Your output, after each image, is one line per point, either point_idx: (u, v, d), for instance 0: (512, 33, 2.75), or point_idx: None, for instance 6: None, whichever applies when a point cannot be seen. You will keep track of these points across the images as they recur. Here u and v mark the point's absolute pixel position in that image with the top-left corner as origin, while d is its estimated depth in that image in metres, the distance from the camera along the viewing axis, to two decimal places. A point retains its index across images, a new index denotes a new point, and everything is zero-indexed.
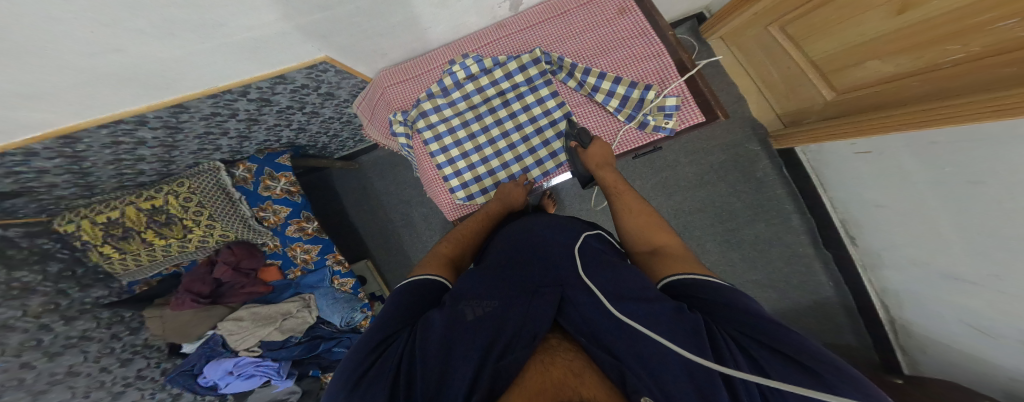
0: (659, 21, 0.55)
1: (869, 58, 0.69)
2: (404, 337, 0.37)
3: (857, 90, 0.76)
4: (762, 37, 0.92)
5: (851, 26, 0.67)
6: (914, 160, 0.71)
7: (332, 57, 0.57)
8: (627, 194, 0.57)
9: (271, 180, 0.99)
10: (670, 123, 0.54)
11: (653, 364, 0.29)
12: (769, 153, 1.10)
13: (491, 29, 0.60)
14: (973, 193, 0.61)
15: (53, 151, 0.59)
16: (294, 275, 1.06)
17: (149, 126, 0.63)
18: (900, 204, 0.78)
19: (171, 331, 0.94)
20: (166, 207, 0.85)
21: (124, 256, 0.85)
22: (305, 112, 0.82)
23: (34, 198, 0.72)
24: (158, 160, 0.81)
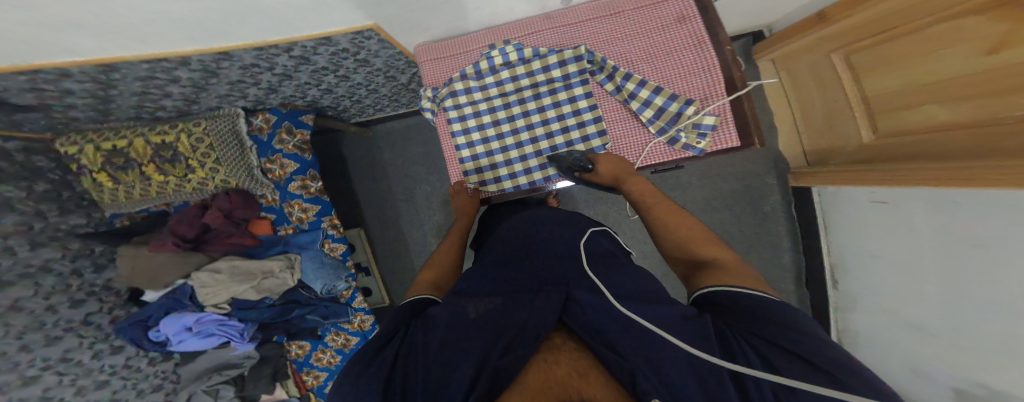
0: (720, 34, 0.52)
1: (927, 101, 0.66)
2: (404, 333, 0.39)
3: (896, 136, 0.77)
4: (819, 61, 0.91)
5: (922, 61, 0.65)
6: (924, 215, 0.73)
7: (379, 24, 0.58)
8: (657, 205, 0.55)
9: (287, 134, 0.99)
10: (701, 144, 0.54)
11: (661, 364, 0.29)
12: (783, 189, 1.17)
13: (538, 20, 0.58)
14: (976, 256, 0.62)
15: (87, 75, 0.60)
16: (285, 233, 1.05)
17: (188, 66, 0.64)
18: (887, 255, 0.85)
19: (138, 275, 0.89)
20: (174, 144, 0.85)
21: (118, 186, 0.86)
22: (337, 75, 0.82)
23: (47, 116, 0.72)
24: (183, 98, 0.80)
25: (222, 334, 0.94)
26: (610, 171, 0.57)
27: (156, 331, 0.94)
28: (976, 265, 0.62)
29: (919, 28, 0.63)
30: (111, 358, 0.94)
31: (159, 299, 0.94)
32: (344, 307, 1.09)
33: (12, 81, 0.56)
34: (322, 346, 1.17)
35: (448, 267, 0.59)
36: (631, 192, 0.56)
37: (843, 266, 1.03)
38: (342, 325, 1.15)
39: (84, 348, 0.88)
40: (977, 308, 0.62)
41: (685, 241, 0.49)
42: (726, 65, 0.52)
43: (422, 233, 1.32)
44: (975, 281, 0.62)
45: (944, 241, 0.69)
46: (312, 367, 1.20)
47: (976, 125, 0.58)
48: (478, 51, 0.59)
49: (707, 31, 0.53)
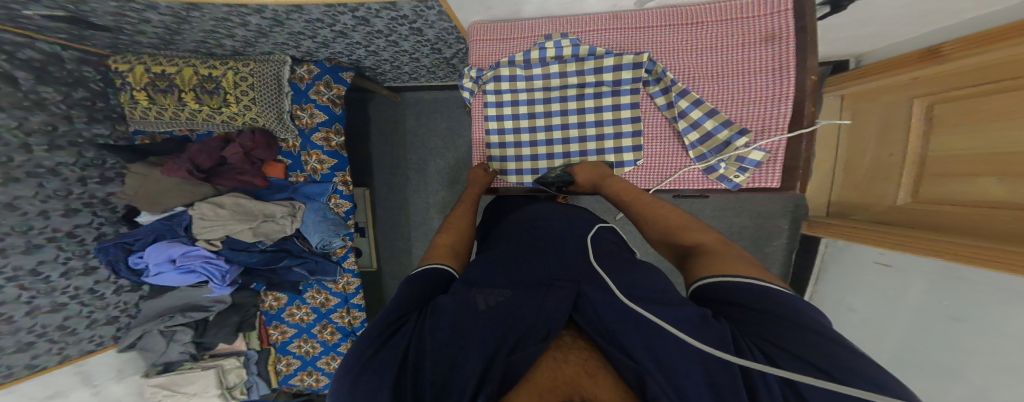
0: (808, 61, 0.48)
1: (988, 173, 0.59)
2: (413, 320, 0.37)
3: (936, 204, 0.70)
4: (897, 106, 0.80)
5: (1012, 124, 0.54)
6: (920, 284, 0.73)
7: None
8: (641, 202, 0.54)
9: (325, 87, 0.99)
10: (739, 178, 0.57)
11: (676, 370, 0.27)
12: (792, 235, 1.18)
13: (605, 18, 0.56)
14: (948, 328, 0.65)
15: (170, 10, 0.62)
16: (296, 180, 1.06)
17: (261, 15, 0.64)
18: (868, 313, 0.86)
19: (143, 194, 0.88)
20: (220, 79, 0.85)
21: (153, 106, 0.87)
22: (387, 40, 0.78)
23: (113, 36, 0.78)
24: (242, 40, 0.81)
25: (203, 271, 0.92)
26: (585, 181, 0.61)
27: (137, 257, 0.91)
28: (949, 334, 0.65)
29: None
30: (79, 279, 0.89)
31: (151, 223, 0.91)
32: (334, 265, 1.08)
33: (101, 3, 0.60)
34: (299, 302, 1.15)
35: (464, 228, 0.58)
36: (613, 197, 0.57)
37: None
38: (326, 284, 1.15)
39: (58, 264, 0.85)
40: (930, 373, 0.67)
41: (671, 228, 0.48)
42: (796, 99, 0.51)
43: (427, 206, 1.35)
44: (939, 352, 0.66)
45: (926, 310, 0.70)
46: (282, 322, 1.17)
47: (1004, 233, 0.57)
48: (534, 39, 0.59)
49: (792, 56, 0.49)
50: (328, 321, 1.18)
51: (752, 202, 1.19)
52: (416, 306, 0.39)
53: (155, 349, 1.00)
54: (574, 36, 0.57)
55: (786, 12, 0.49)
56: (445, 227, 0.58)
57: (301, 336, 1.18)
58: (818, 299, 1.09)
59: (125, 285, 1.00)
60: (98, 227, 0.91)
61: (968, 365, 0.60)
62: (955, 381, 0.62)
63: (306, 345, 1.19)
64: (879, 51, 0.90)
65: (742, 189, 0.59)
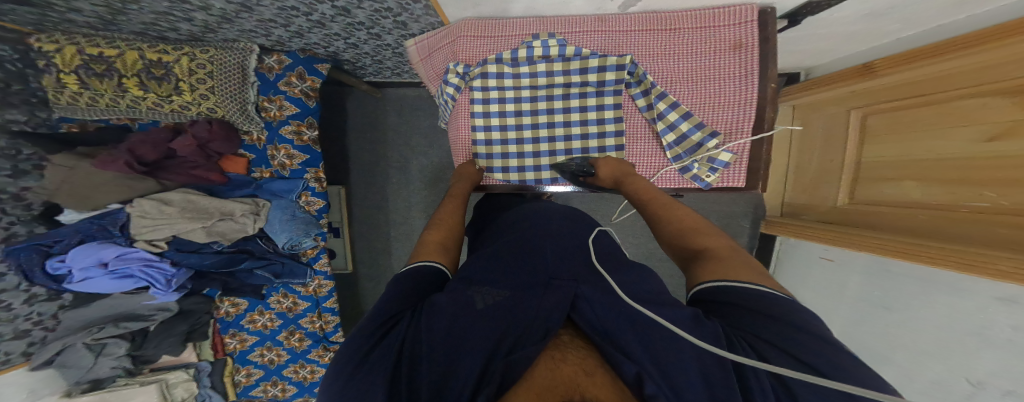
0: (768, 70, 0.54)
1: (906, 178, 0.69)
2: (408, 318, 0.36)
3: (866, 206, 0.80)
4: (836, 118, 0.90)
5: (931, 136, 0.64)
6: (860, 276, 0.81)
7: None
8: (659, 203, 0.55)
9: (297, 79, 0.93)
10: (711, 177, 0.62)
11: (668, 368, 0.29)
12: (752, 233, 1.28)
13: (591, 21, 0.58)
14: (879, 316, 0.74)
15: None
16: (260, 176, 0.98)
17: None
18: (817, 307, 0.96)
19: (67, 190, 0.76)
20: (171, 64, 0.76)
21: (84, 91, 0.76)
22: (369, 32, 0.76)
23: (41, 12, 0.67)
24: (201, 25, 0.74)
25: (143, 277, 0.83)
26: (608, 174, 0.61)
27: (57, 262, 0.80)
28: (878, 323, 0.74)
29: (948, 100, 0.60)
30: None
31: (77, 221, 0.81)
32: (302, 266, 1.01)
33: None
34: (261, 307, 1.06)
35: (453, 224, 0.58)
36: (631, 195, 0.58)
37: None
38: (293, 287, 1.06)
39: None
40: (874, 356, 0.75)
41: (685, 230, 0.48)
42: (761, 104, 0.56)
43: (406, 206, 1.31)
44: (877, 337, 0.74)
45: (866, 300, 0.78)
46: (241, 330, 1.07)
47: (923, 228, 0.66)
48: (519, 39, 0.60)
49: (759, 63, 0.54)
50: (296, 327, 1.10)
51: (719, 203, 1.27)
52: (411, 304, 0.39)
53: (79, 366, 0.86)
54: (559, 36, 0.58)
55: (752, 22, 0.52)
56: (434, 225, 0.57)
57: (264, 344, 1.09)
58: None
59: (38, 293, 0.84)
60: (7, 227, 0.76)
61: (895, 348, 0.69)
62: (889, 364, 0.71)
63: (270, 353, 1.11)
64: (824, 64, 1.00)
65: (713, 188, 0.64)
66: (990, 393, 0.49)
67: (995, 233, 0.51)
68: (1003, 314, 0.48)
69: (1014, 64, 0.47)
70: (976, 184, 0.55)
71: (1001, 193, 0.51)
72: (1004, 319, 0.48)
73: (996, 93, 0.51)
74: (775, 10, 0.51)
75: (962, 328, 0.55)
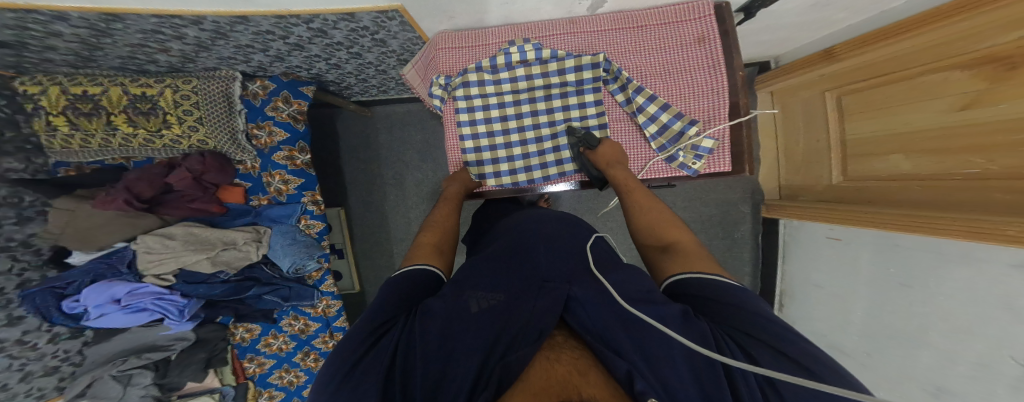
0: (734, 60, 0.55)
1: (894, 151, 0.70)
2: (401, 324, 0.38)
3: (857, 181, 0.82)
4: (812, 100, 0.93)
5: (903, 109, 0.67)
6: (871, 253, 0.82)
7: (406, 7, 0.53)
8: (638, 192, 0.57)
9: (283, 103, 0.93)
10: (696, 165, 0.60)
11: (659, 362, 0.31)
12: (755, 219, 1.28)
13: (561, 23, 0.58)
14: (898, 293, 0.74)
15: (86, 22, 0.53)
16: (258, 203, 0.99)
17: (199, 27, 0.59)
18: (833, 287, 0.96)
19: (71, 232, 0.77)
20: (156, 98, 0.77)
21: (76, 133, 0.75)
22: (349, 52, 0.75)
23: (17, 54, 0.64)
24: (180, 56, 0.73)
25: (156, 309, 0.85)
26: (608, 151, 0.60)
27: (72, 302, 0.81)
28: (898, 299, 0.74)
29: (912, 77, 0.64)
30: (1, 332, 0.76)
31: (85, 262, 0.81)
32: (310, 289, 1.03)
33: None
34: (275, 331, 1.09)
35: (448, 229, 0.60)
36: (619, 177, 0.58)
37: (789, 290, 1.17)
38: (303, 309, 1.08)
39: None
40: (900, 335, 0.73)
41: (661, 224, 0.53)
42: (733, 91, 0.56)
43: (407, 221, 1.31)
44: (898, 316, 0.74)
45: (877, 278, 0.79)
46: (257, 354, 1.10)
47: (917, 201, 0.67)
48: (497, 46, 0.59)
49: (724, 55, 0.55)
50: (311, 348, 1.13)
51: (716, 191, 1.27)
52: (405, 310, 0.40)
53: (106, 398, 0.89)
54: (535, 41, 0.58)
55: (710, 16, 0.54)
56: (426, 228, 0.59)
57: (281, 366, 1.12)
58: (788, 278, 1.18)
59: (61, 332, 0.86)
60: (19, 273, 0.76)
61: (919, 323, 0.68)
62: (923, 343, 0.67)
63: (289, 374, 1.13)
64: (790, 51, 1.02)
65: (699, 174, 0.62)
66: None
67: (1000, 197, 0.51)
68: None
69: (968, 39, 0.52)
70: (966, 149, 0.55)
71: (991, 159, 0.51)
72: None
73: (960, 66, 0.54)
74: (728, 6, 0.55)
75: (988, 302, 0.54)
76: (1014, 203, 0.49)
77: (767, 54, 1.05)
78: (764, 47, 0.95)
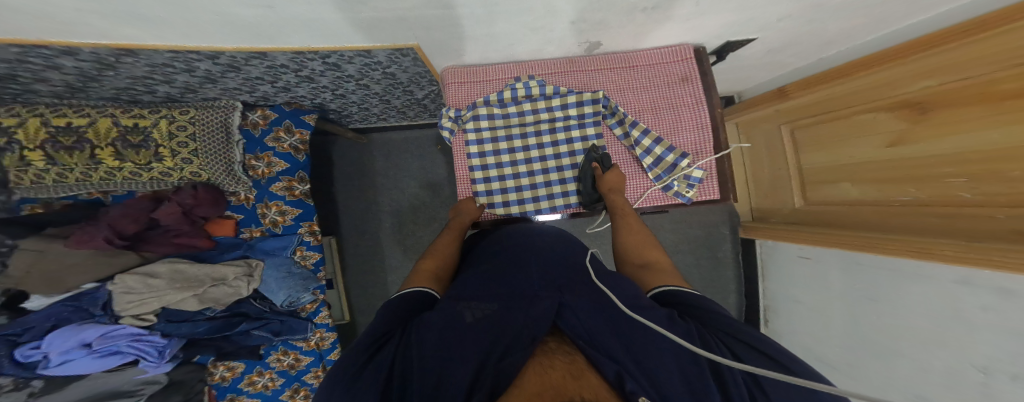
0: (714, 97, 0.62)
1: (843, 179, 0.82)
2: (398, 337, 0.39)
3: (819, 205, 0.92)
4: (772, 133, 1.04)
5: (843, 145, 0.80)
6: (839, 271, 0.87)
7: (422, 47, 0.54)
8: (631, 216, 0.59)
9: (285, 133, 0.93)
10: (690, 193, 0.63)
11: (648, 365, 0.32)
12: (734, 239, 1.34)
13: (561, 64, 0.63)
14: (867, 307, 0.78)
15: (95, 57, 0.51)
16: (249, 236, 0.95)
17: (215, 61, 0.58)
18: (811, 301, 1.00)
19: (38, 278, 0.71)
20: (148, 129, 0.76)
21: (52, 167, 0.73)
22: (358, 83, 0.76)
23: (1, 85, 0.62)
24: (181, 87, 0.72)
25: (133, 351, 0.80)
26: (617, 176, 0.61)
27: (28, 349, 0.75)
28: (869, 314, 0.77)
29: (849, 115, 0.77)
30: None
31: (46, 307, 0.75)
32: (303, 322, 0.98)
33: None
34: (260, 368, 1.01)
35: (448, 255, 0.59)
36: (617, 203, 0.59)
37: (774, 307, 1.19)
38: (293, 343, 1.02)
39: None
40: (873, 351, 0.76)
41: (636, 242, 0.56)
42: (716, 126, 0.62)
43: (403, 248, 1.29)
44: (870, 328, 0.77)
45: (851, 294, 0.83)
46: (240, 393, 1.02)
47: (864, 224, 0.79)
48: (505, 81, 0.63)
49: (704, 94, 0.62)
50: (300, 383, 1.04)
51: (696, 217, 1.35)
52: (403, 324, 0.42)
53: None
54: (539, 78, 0.63)
55: (690, 58, 0.61)
56: (426, 254, 0.59)
57: None
58: (772, 295, 1.20)
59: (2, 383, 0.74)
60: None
61: (889, 332, 0.72)
62: (899, 357, 0.69)
63: None
64: (753, 87, 1.14)
65: (693, 202, 0.65)
66: (1000, 378, 0.49)
67: (947, 209, 0.59)
68: (970, 296, 0.54)
69: (888, 86, 0.66)
70: (924, 167, 0.62)
71: (919, 188, 0.64)
72: (970, 299, 0.54)
73: (881, 108, 0.69)
74: (705, 50, 0.62)
75: (944, 314, 0.59)
76: (946, 224, 0.60)
77: (735, 88, 1.15)
78: (730, 84, 1.06)
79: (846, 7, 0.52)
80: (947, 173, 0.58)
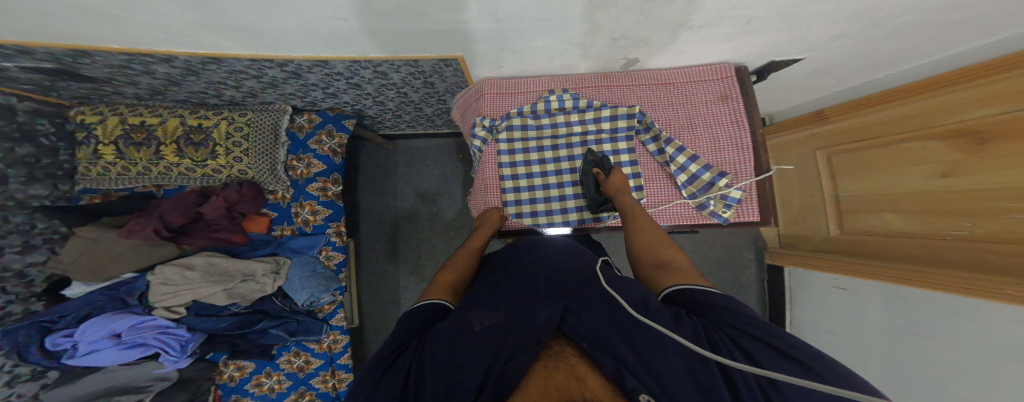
0: (755, 117, 0.63)
1: (885, 209, 0.78)
2: (413, 347, 0.37)
3: (857, 235, 0.87)
4: (804, 157, 1.02)
5: (888, 173, 0.77)
6: (879, 307, 0.79)
7: (464, 58, 0.60)
8: (643, 217, 0.56)
9: (326, 136, 0.99)
10: (727, 213, 0.61)
11: (659, 369, 0.30)
12: (759, 265, 1.26)
13: (595, 77, 0.67)
14: (913, 344, 0.70)
15: (186, 63, 0.61)
16: (280, 233, 0.99)
17: (282, 68, 0.66)
18: (845, 333, 0.90)
19: (84, 262, 0.78)
20: (210, 129, 0.84)
21: (119, 161, 0.81)
22: (398, 91, 0.81)
23: (95, 87, 0.71)
24: (245, 92, 0.79)
25: (157, 344, 0.81)
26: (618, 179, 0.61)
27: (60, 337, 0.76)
28: (915, 352, 0.69)
29: (895, 143, 0.74)
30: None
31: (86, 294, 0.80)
32: (318, 323, 0.97)
33: (108, 57, 0.56)
34: (269, 368, 0.97)
35: (466, 270, 0.57)
36: (624, 204, 0.58)
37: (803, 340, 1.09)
38: (306, 344, 1.00)
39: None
40: (916, 394, 0.67)
41: (646, 247, 0.52)
42: (756, 147, 0.62)
43: (418, 254, 1.30)
44: (916, 368, 0.68)
45: (892, 328, 0.75)
46: (246, 396, 0.96)
47: (915, 256, 0.73)
48: (538, 94, 0.67)
49: (746, 111, 0.64)
50: (307, 388, 0.99)
51: (721, 237, 1.28)
52: (416, 336, 0.41)
53: None
54: (571, 91, 0.66)
55: (732, 77, 0.64)
56: (444, 267, 0.57)
57: None
58: (798, 324, 1.11)
59: (20, 373, 0.76)
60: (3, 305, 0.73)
61: (935, 374, 0.64)
62: (947, 401, 0.60)
63: None
64: (785, 110, 1.13)
65: (731, 223, 0.64)
66: None
67: (1007, 247, 0.54)
68: None
69: (942, 113, 0.64)
70: (982, 200, 0.58)
71: (976, 222, 0.60)
72: None
73: (935, 137, 0.66)
74: (747, 69, 0.65)
75: (992, 356, 0.53)
76: (1003, 262, 0.55)
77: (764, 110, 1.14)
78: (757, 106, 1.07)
79: (873, 31, 0.54)
80: (1009, 208, 0.53)
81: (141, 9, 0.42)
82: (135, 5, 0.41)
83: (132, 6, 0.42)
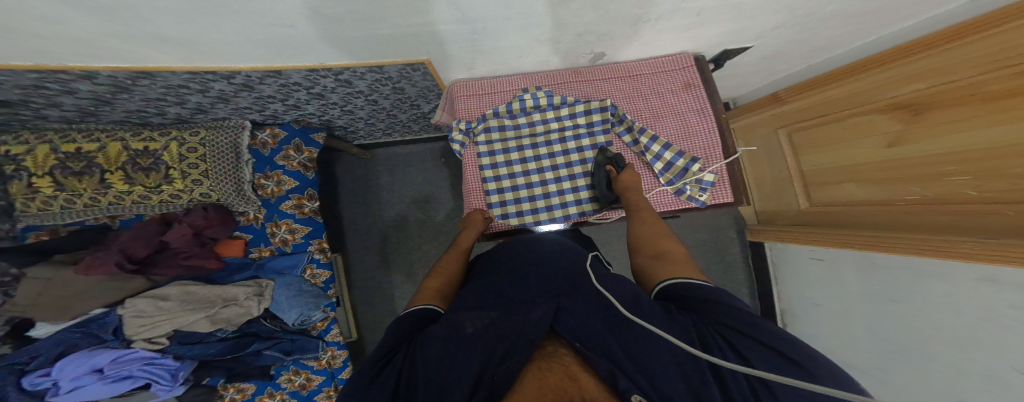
0: (718, 103, 0.64)
1: (846, 180, 0.82)
2: (403, 352, 0.37)
3: (824, 207, 0.92)
4: (770, 139, 1.04)
5: (843, 147, 0.80)
6: (854, 276, 0.87)
7: (432, 61, 0.57)
8: (646, 211, 0.57)
9: (294, 151, 0.94)
10: (703, 196, 0.63)
11: (652, 368, 0.31)
12: (742, 242, 1.33)
13: (568, 73, 0.65)
14: (890, 309, 0.77)
15: (113, 79, 0.54)
16: (258, 255, 0.95)
17: (230, 80, 0.60)
18: (828, 303, 0.98)
19: (43, 302, 0.71)
20: (159, 152, 0.77)
21: (60, 194, 0.73)
22: (367, 99, 0.77)
23: (13, 112, 0.63)
24: (193, 108, 0.73)
25: (144, 375, 0.78)
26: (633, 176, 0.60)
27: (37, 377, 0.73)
28: (894, 317, 0.76)
29: (843, 118, 0.78)
30: None
31: (53, 334, 0.75)
32: (314, 340, 0.97)
33: (16, 77, 0.49)
34: (271, 388, 0.96)
35: (454, 275, 0.56)
36: (633, 199, 0.58)
37: (791, 311, 1.16)
38: (305, 362, 0.99)
39: None
40: (904, 353, 0.73)
41: (650, 236, 0.53)
42: (723, 131, 0.64)
43: (409, 262, 1.28)
44: (897, 331, 0.75)
45: (869, 295, 0.82)
46: None
47: (875, 223, 0.78)
48: (513, 93, 0.65)
49: (708, 99, 0.65)
50: None
51: (704, 219, 1.33)
52: (407, 339, 0.40)
53: None
54: (546, 89, 0.65)
55: (692, 66, 0.65)
56: (431, 274, 0.56)
57: None
58: (786, 297, 1.18)
59: None
60: None
61: (916, 335, 0.70)
62: (931, 360, 0.66)
63: None
64: (748, 94, 1.14)
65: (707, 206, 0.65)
66: None
67: (958, 208, 0.58)
68: (995, 294, 0.54)
69: (879, 90, 0.68)
70: (927, 165, 0.62)
71: (924, 187, 0.64)
72: (996, 298, 0.53)
73: (876, 111, 0.70)
74: (704, 58, 0.65)
75: (969, 312, 0.58)
76: (955, 221, 0.60)
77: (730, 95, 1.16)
78: (724, 91, 1.09)
79: (832, 13, 0.56)
80: (950, 172, 0.58)
81: (34, 23, 0.35)
82: (34, 20, 0.35)
83: (24, 18, 0.34)
